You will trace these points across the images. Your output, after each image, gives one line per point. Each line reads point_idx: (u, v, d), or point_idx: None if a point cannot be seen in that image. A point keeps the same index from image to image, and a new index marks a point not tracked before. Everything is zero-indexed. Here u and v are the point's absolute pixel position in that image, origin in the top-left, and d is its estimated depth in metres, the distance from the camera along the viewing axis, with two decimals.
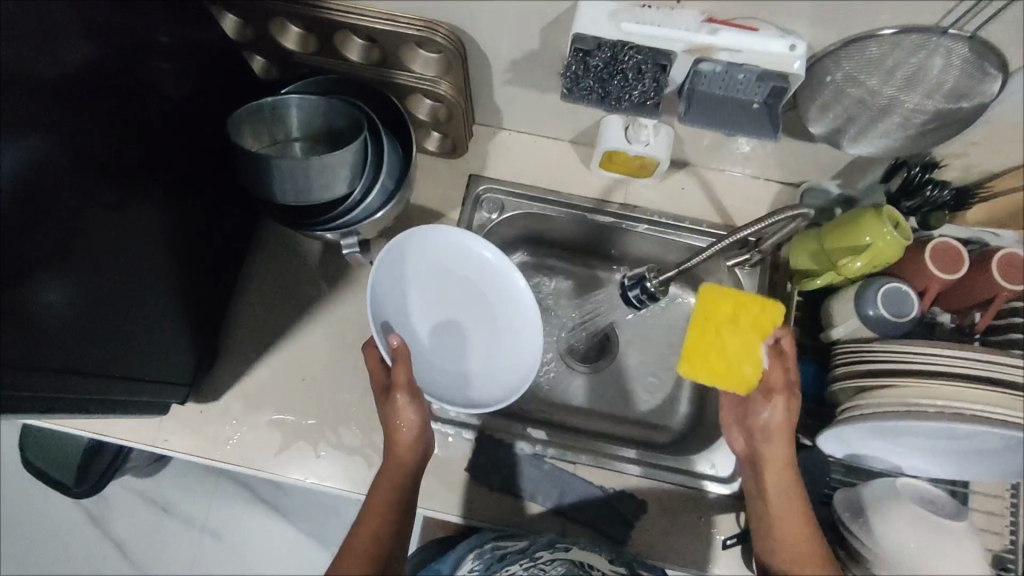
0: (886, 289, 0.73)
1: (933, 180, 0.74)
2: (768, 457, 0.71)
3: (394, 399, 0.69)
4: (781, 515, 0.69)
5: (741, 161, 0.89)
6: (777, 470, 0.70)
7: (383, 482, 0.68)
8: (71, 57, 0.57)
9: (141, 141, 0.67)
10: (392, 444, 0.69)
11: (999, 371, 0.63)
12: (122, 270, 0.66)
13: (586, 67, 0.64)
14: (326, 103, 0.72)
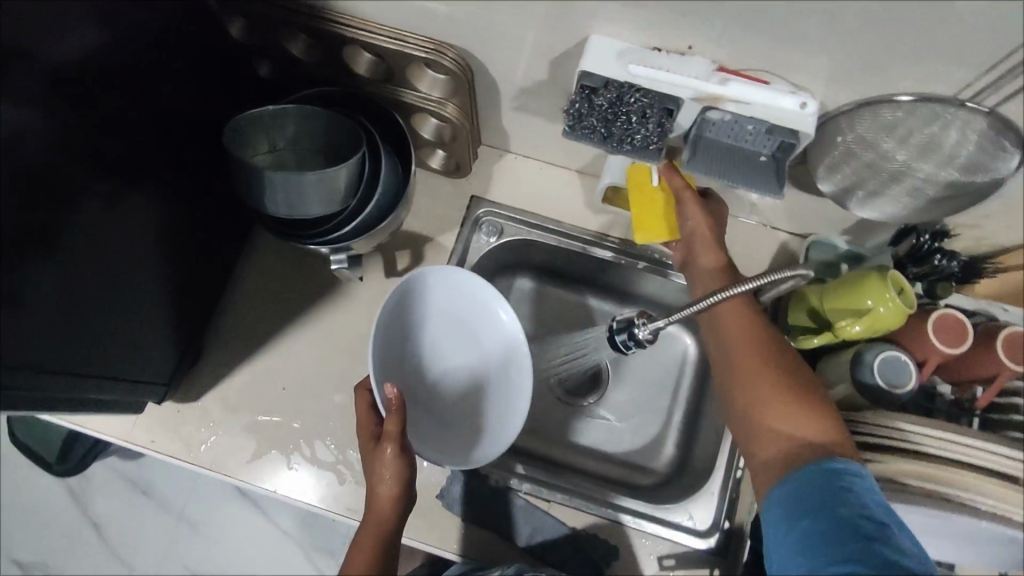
0: (882, 357, 0.71)
1: (943, 250, 0.71)
2: (729, 328, 0.67)
3: (382, 449, 0.66)
4: (749, 377, 0.63)
5: (748, 208, 0.86)
6: (741, 335, 0.66)
7: (364, 538, 0.65)
8: (69, 55, 0.56)
9: (138, 140, 0.66)
10: (374, 497, 0.66)
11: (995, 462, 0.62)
12: (109, 269, 0.65)
13: (591, 106, 0.63)
14: (327, 117, 0.72)
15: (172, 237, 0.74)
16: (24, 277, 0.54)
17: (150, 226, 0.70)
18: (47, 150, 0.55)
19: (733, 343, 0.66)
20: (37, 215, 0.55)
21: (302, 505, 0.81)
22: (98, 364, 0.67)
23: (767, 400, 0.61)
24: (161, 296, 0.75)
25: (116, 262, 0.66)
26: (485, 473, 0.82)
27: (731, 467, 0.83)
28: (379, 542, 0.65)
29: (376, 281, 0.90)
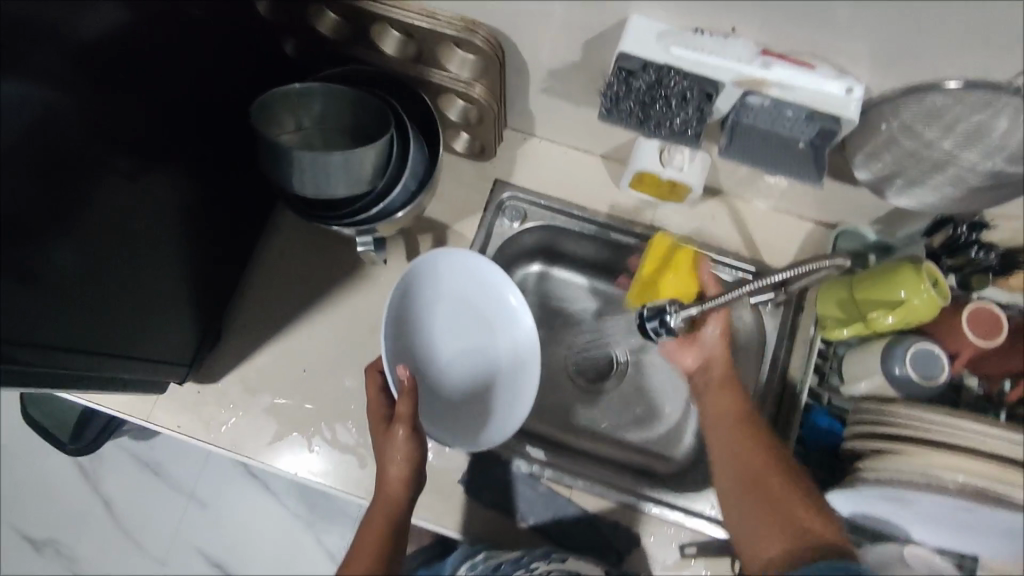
0: (914, 350, 0.70)
1: (981, 242, 0.70)
2: (719, 416, 0.71)
3: (393, 430, 0.66)
4: (742, 465, 0.67)
5: (776, 196, 0.85)
6: (734, 424, 0.70)
7: (372, 519, 0.64)
8: (96, 27, 0.55)
9: (163, 116, 0.65)
10: (384, 479, 0.66)
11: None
12: (131, 247, 0.64)
13: (629, 89, 0.61)
14: (355, 95, 0.70)
15: (193, 217, 0.73)
16: (38, 252, 0.53)
17: (171, 204, 0.69)
18: (66, 126, 0.54)
19: (721, 425, 0.71)
20: (55, 189, 0.54)
21: (323, 487, 0.81)
22: (120, 343, 0.67)
23: (775, 489, 0.64)
24: (181, 277, 0.74)
25: (136, 239, 0.64)
26: (506, 459, 0.82)
27: None
28: (389, 522, 0.64)
29: (397, 265, 0.89)
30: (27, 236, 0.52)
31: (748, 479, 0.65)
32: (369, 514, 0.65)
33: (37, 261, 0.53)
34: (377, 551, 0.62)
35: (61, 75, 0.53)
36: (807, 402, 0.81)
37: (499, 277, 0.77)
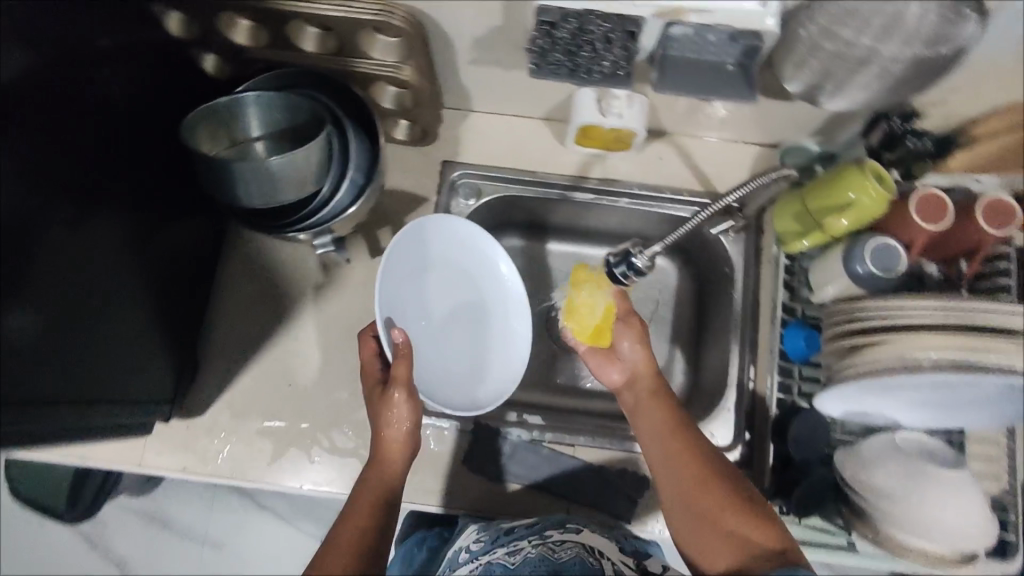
0: (874, 246, 0.72)
1: (913, 130, 0.73)
2: (653, 425, 0.70)
3: (391, 392, 0.66)
4: (678, 474, 0.66)
5: (718, 126, 0.87)
6: (666, 433, 0.69)
7: (371, 480, 0.64)
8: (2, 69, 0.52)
9: (96, 152, 0.62)
10: (383, 443, 0.66)
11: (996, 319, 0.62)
12: (86, 291, 0.62)
13: (554, 41, 0.62)
14: (284, 98, 0.70)
15: (143, 250, 0.71)
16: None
17: (122, 240, 0.67)
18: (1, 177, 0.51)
19: (659, 437, 0.69)
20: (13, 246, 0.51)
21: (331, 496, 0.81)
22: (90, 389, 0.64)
23: (698, 501, 0.64)
24: (142, 312, 0.72)
25: (88, 281, 0.62)
26: (505, 431, 0.82)
27: (743, 379, 0.82)
28: (389, 481, 0.65)
29: (362, 263, 0.88)
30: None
31: (684, 488, 0.65)
32: (367, 474, 0.65)
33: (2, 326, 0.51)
34: (375, 515, 0.62)
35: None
36: (783, 317, 0.82)
37: (490, 244, 0.79)
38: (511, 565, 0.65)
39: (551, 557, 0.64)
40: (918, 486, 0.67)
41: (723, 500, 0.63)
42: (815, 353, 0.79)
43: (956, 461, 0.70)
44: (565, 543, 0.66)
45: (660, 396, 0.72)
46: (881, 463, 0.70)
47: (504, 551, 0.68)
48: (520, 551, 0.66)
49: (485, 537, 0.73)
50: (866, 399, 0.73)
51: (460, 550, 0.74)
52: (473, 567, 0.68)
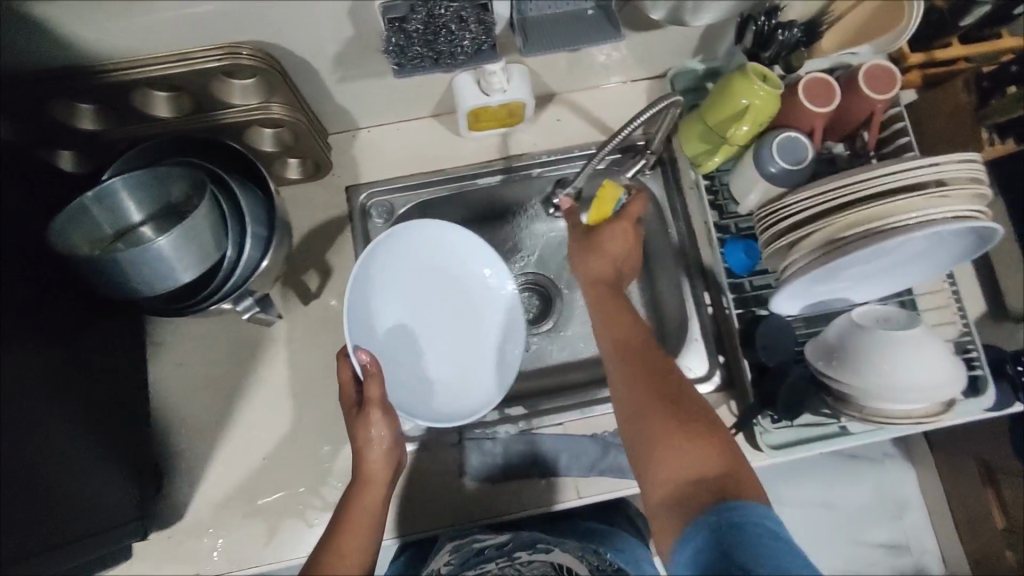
0: (778, 142, 0.74)
1: (780, 23, 0.73)
2: (625, 346, 0.68)
3: (369, 408, 0.67)
4: (642, 395, 0.63)
5: (602, 73, 0.86)
6: (626, 337, 0.68)
7: (356, 509, 0.64)
8: None
9: None
10: (365, 459, 0.66)
11: (929, 172, 0.64)
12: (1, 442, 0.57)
13: (408, 36, 0.59)
14: (155, 174, 0.66)
15: (55, 381, 0.65)
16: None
17: (25, 378, 0.62)
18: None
19: (629, 360, 0.66)
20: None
21: None
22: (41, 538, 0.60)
23: (651, 426, 0.61)
24: (76, 442, 0.67)
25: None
26: (493, 432, 0.81)
27: (701, 303, 0.85)
28: (374, 510, 0.65)
29: (298, 313, 0.85)
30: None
31: (642, 409, 0.62)
32: (359, 487, 0.66)
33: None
34: (361, 541, 0.62)
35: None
36: (719, 237, 0.82)
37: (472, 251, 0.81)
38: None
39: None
40: (877, 350, 0.69)
41: (678, 423, 0.60)
42: (756, 262, 0.80)
43: (911, 319, 0.72)
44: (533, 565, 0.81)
45: (625, 313, 0.70)
46: (845, 347, 0.71)
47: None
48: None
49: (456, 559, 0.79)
50: (816, 289, 0.76)
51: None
52: None
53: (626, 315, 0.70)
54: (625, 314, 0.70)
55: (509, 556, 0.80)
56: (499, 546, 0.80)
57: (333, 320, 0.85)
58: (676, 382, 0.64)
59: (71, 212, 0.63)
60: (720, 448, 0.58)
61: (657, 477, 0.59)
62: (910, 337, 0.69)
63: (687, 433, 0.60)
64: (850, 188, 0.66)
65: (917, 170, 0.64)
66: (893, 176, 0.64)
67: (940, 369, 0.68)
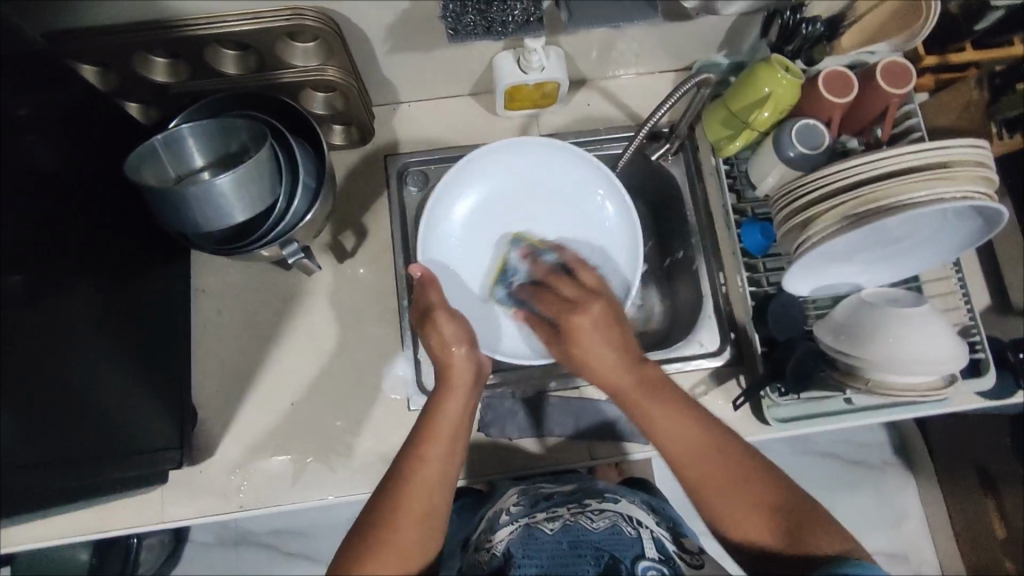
0: (797, 128, 0.79)
1: (805, 18, 0.78)
2: (673, 436, 0.63)
3: (444, 309, 0.71)
4: (712, 482, 0.61)
5: (632, 61, 0.92)
6: (676, 415, 0.63)
7: (446, 410, 0.67)
8: None
9: (28, 215, 0.62)
10: (445, 366, 0.69)
11: (935, 156, 0.68)
12: (54, 360, 0.63)
13: (463, 4, 0.66)
14: (221, 121, 0.72)
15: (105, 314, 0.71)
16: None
17: (80, 306, 0.67)
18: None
19: (688, 454, 0.62)
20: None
21: (363, 497, 0.82)
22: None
23: (733, 509, 0.60)
24: (123, 371, 0.72)
25: (51, 356, 0.62)
26: (509, 392, 0.86)
27: (716, 284, 0.88)
28: (463, 410, 0.68)
29: (333, 271, 0.89)
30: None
31: (720, 494, 0.60)
32: (440, 393, 0.68)
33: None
34: (454, 440, 0.66)
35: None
36: (737, 218, 0.87)
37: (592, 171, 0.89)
38: (551, 530, 0.70)
39: (589, 527, 0.69)
40: (880, 326, 0.74)
41: (752, 502, 0.60)
42: (772, 243, 0.84)
43: (916, 300, 0.77)
44: (604, 514, 0.72)
45: (671, 394, 0.64)
46: (852, 324, 0.76)
47: (543, 516, 0.73)
48: (559, 518, 0.72)
49: (524, 501, 0.78)
50: (826, 269, 0.81)
51: (500, 512, 0.78)
52: (514, 528, 0.73)
53: (658, 382, 0.65)
54: (655, 399, 0.64)
55: (579, 503, 0.76)
56: (565, 494, 0.78)
57: (365, 279, 0.90)
58: (738, 456, 0.61)
59: (143, 150, 0.69)
60: (812, 525, 0.58)
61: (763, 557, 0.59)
62: (912, 314, 0.74)
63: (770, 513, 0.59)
64: (855, 169, 0.71)
65: (930, 153, 0.68)
66: (903, 158, 0.69)
67: (943, 344, 0.73)
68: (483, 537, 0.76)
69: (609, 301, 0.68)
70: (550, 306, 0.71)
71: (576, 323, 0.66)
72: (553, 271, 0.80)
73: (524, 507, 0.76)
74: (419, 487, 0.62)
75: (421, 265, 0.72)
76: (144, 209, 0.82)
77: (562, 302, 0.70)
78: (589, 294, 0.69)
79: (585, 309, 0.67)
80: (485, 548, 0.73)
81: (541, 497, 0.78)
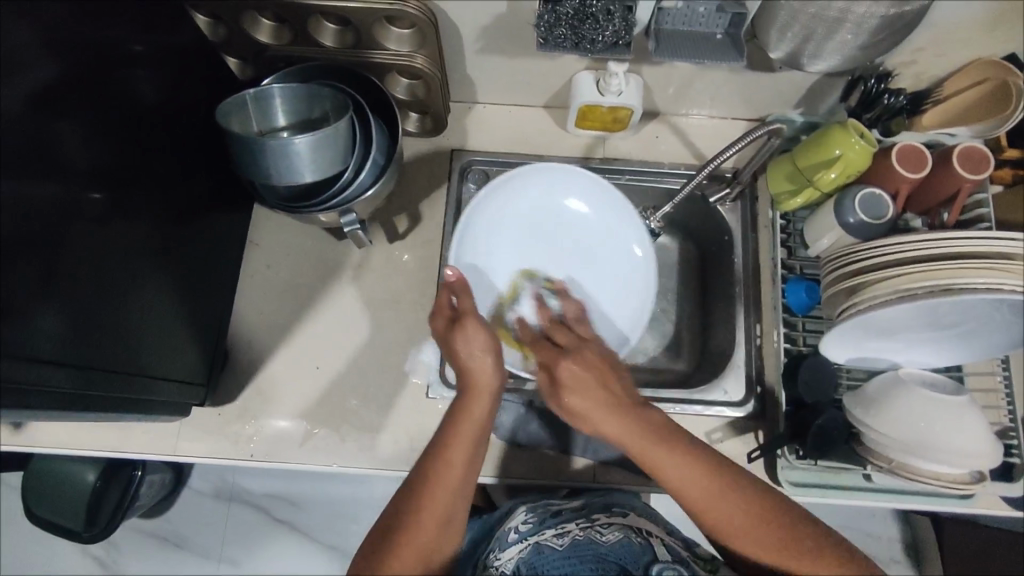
0: (861, 195, 0.79)
1: (889, 89, 0.79)
2: (685, 490, 0.62)
3: (471, 318, 0.68)
4: (722, 520, 0.61)
5: (707, 103, 0.93)
6: (666, 458, 0.61)
7: (469, 415, 0.64)
8: (43, 76, 0.56)
9: (120, 140, 0.67)
10: (473, 376, 0.66)
11: (1000, 245, 0.67)
12: (115, 278, 0.67)
13: (558, 17, 0.69)
14: (310, 87, 0.76)
15: (166, 248, 0.75)
16: (6, 288, 0.54)
17: (147, 235, 0.71)
18: (12, 168, 0.54)
19: (688, 484, 0.61)
20: (26, 246, 0.55)
21: (364, 472, 0.84)
22: (123, 362, 0.68)
23: (720, 509, 0.61)
24: (170, 303, 0.76)
25: (113, 273, 0.66)
26: (526, 400, 0.86)
27: (750, 335, 0.87)
28: (483, 419, 0.65)
29: (381, 249, 0.92)
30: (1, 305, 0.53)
31: (744, 538, 0.61)
32: (464, 401, 0.65)
33: (10, 325, 0.54)
34: (471, 451, 0.63)
35: (8, 112, 0.54)
36: (783, 274, 0.87)
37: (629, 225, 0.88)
38: (560, 546, 0.72)
39: (599, 541, 0.71)
40: (910, 408, 0.72)
41: (769, 541, 0.61)
42: (815, 304, 0.85)
43: (956, 390, 0.75)
44: (612, 526, 0.74)
45: (647, 422, 0.62)
46: (884, 400, 0.74)
47: (552, 533, 0.75)
48: (568, 534, 0.73)
49: (533, 518, 0.79)
50: (867, 340, 0.79)
51: (509, 531, 0.79)
52: (524, 546, 0.75)
53: (634, 406, 0.63)
54: (657, 443, 0.61)
55: (588, 518, 0.76)
56: (574, 510, 0.79)
57: (409, 262, 0.92)
58: (710, 461, 0.62)
59: (234, 100, 0.74)
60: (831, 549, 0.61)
61: (766, 573, 0.62)
62: (949, 400, 0.72)
63: (776, 523, 0.61)
64: (914, 245, 0.70)
65: (996, 241, 0.67)
66: (968, 242, 0.67)
67: (975, 437, 0.71)
68: (490, 554, 0.77)
69: (600, 348, 0.69)
70: (543, 355, 0.69)
71: (568, 372, 0.64)
72: (556, 323, 0.77)
73: (533, 525, 0.78)
74: (439, 495, 0.61)
75: (457, 270, 0.70)
76: (222, 157, 0.87)
77: (554, 352, 0.69)
78: (583, 343, 0.70)
79: (579, 356, 0.66)
80: (493, 565, 0.75)
81: (550, 513, 0.80)
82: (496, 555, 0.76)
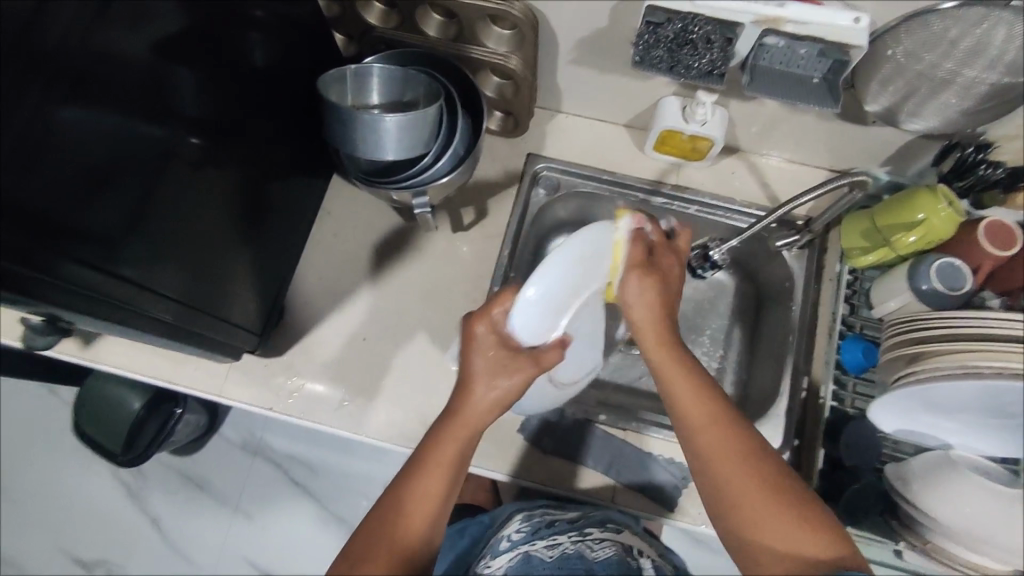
0: (940, 264, 0.76)
1: (988, 159, 0.76)
2: (676, 385, 0.65)
3: (522, 363, 0.64)
4: (724, 465, 0.61)
5: (790, 147, 0.92)
6: (698, 400, 0.63)
7: (448, 438, 0.64)
8: (165, 26, 0.61)
9: (221, 95, 0.72)
10: (464, 403, 0.65)
11: None
12: (196, 227, 0.71)
13: (658, 38, 0.70)
14: (407, 74, 0.79)
15: (247, 199, 0.79)
16: (101, 212, 0.59)
17: (233, 185, 0.76)
18: (120, 103, 0.59)
19: (696, 408, 0.63)
20: (120, 178, 0.60)
21: (391, 447, 0.86)
22: (202, 300, 0.74)
23: (752, 501, 0.59)
24: (236, 259, 0.79)
25: (197, 226, 0.71)
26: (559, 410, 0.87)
27: (796, 387, 0.85)
28: (461, 445, 0.64)
29: (444, 236, 0.95)
30: (99, 230, 0.59)
31: (766, 532, 0.59)
32: (438, 439, 0.64)
33: (101, 248, 0.59)
34: (445, 475, 0.63)
35: (132, 56, 0.59)
36: (841, 330, 0.85)
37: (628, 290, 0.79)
38: (550, 558, 0.73)
39: (587, 556, 0.72)
40: (951, 489, 0.70)
41: (768, 504, 0.59)
42: (871, 366, 0.82)
43: (1011, 483, 0.71)
44: (603, 542, 0.74)
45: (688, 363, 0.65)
46: (923, 479, 0.72)
47: (543, 544, 0.75)
48: (559, 546, 0.74)
49: (526, 528, 0.79)
50: (920, 416, 0.76)
51: (500, 539, 0.80)
52: (513, 555, 0.76)
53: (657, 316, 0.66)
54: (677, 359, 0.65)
55: (579, 531, 0.76)
56: (569, 522, 0.78)
57: (467, 255, 0.94)
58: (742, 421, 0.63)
59: (337, 73, 0.78)
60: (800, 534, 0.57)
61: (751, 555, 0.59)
62: (1003, 494, 0.68)
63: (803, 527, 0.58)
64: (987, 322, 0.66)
65: None
66: None
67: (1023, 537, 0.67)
68: (483, 560, 0.79)
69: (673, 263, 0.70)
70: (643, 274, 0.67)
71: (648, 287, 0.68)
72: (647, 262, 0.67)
73: (524, 534, 0.77)
74: (411, 522, 0.61)
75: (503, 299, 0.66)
76: (313, 125, 0.92)
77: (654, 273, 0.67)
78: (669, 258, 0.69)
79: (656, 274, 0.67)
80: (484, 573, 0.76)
81: (543, 525, 0.78)
82: (488, 562, 0.78)
